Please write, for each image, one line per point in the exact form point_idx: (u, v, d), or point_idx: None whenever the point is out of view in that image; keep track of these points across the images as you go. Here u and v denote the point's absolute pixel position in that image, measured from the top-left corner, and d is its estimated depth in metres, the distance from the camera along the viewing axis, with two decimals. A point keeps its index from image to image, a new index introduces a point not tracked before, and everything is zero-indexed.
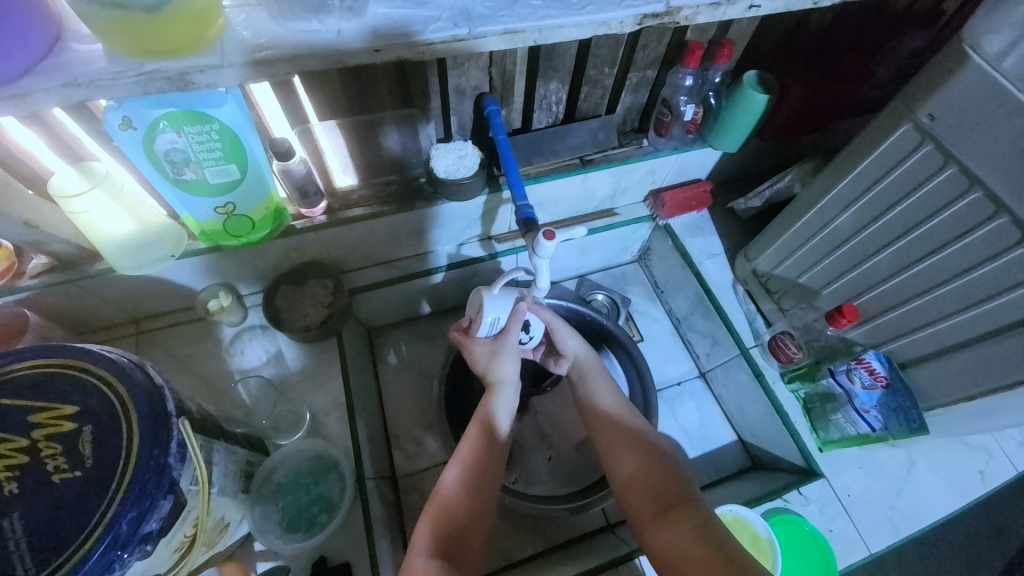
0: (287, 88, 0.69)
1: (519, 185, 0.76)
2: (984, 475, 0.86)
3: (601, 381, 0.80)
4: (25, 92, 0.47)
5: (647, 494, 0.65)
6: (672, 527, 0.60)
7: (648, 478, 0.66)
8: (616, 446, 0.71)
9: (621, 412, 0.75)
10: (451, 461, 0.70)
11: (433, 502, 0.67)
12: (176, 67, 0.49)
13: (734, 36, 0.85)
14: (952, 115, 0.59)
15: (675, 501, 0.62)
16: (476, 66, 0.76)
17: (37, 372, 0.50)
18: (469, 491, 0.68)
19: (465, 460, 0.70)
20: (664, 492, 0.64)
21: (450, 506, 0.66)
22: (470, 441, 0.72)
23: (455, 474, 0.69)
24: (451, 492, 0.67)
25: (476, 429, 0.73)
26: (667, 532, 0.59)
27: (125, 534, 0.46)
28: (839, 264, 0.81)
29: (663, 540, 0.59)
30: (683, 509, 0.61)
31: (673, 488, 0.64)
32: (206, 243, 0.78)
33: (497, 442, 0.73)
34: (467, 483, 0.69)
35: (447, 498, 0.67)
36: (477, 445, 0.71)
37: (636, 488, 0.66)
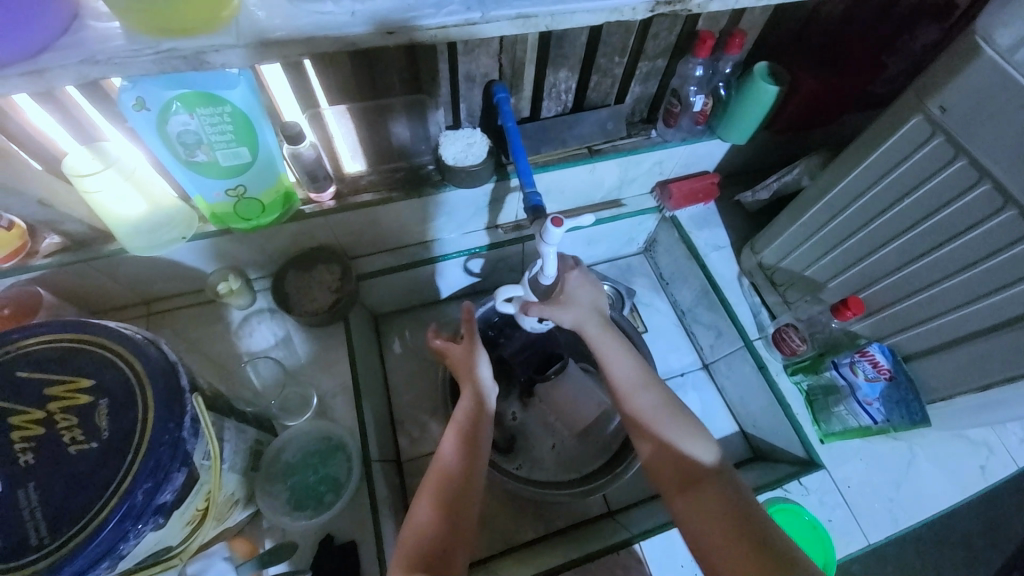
0: (299, 71, 0.70)
1: (526, 172, 0.77)
2: (984, 469, 0.87)
3: (612, 347, 0.75)
4: (44, 69, 0.48)
5: (672, 466, 0.66)
6: (699, 502, 0.62)
7: (672, 450, 0.67)
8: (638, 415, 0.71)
9: (642, 379, 0.73)
10: (446, 433, 0.73)
11: (431, 475, 0.69)
12: (192, 47, 0.49)
13: (746, 26, 0.85)
14: (964, 107, 0.58)
15: (700, 474, 0.64)
16: (486, 53, 0.76)
17: (54, 347, 0.51)
18: (463, 460, 0.70)
19: (459, 431, 0.73)
20: (688, 466, 0.65)
21: (447, 476, 0.69)
22: (463, 413, 0.74)
23: (451, 446, 0.71)
24: (448, 463, 0.70)
25: (468, 401, 0.75)
26: (694, 506, 0.62)
27: (140, 505, 0.47)
28: (846, 257, 0.81)
29: (690, 513, 0.62)
30: (708, 482, 0.63)
31: (697, 460, 0.65)
32: (216, 226, 0.79)
33: (486, 412, 0.75)
34: (462, 453, 0.71)
35: (444, 469, 0.69)
36: (470, 416, 0.74)
37: (661, 460, 0.68)
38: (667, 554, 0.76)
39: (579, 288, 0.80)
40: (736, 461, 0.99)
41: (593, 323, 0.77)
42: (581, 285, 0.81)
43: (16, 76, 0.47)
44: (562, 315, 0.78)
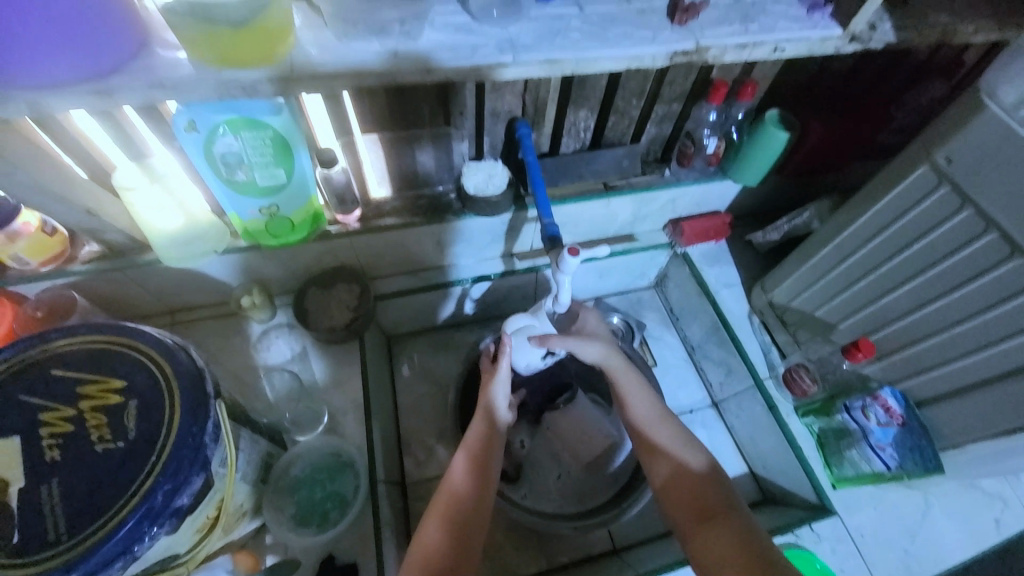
0: (337, 102, 0.75)
1: (545, 204, 0.80)
2: (999, 523, 0.84)
3: (630, 382, 0.77)
4: (113, 89, 0.52)
5: (686, 498, 0.67)
6: (713, 538, 0.62)
7: (686, 482, 0.67)
8: (652, 445, 0.72)
9: (658, 414, 0.74)
10: (457, 456, 0.73)
11: (440, 498, 0.70)
12: (250, 77, 0.54)
13: (758, 76, 0.89)
14: (969, 159, 0.61)
15: (714, 507, 0.64)
16: (512, 92, 0.80)
17: (90, 348, 0.54)
18: (472, 484, 0.71)
19: (469, 455, 0.73)
20: (700, 498, 0.66)
21: (456, 500, 0.69)
22: (474, 436, 0.75)
23: (461, 469, 0.72)
24: (457, 486, 0.70)
25: (479, 425, 0.76)
26: (707, 540, 0.62)
27: (158, 506, 0.48)
28: (856, 299, 0.82)
29: (704, 547, 0.62)
30: (722, 516, 0.63)
31: (712, 497, 0.65)
32: (246, 241, 0.83)
33: (497, 437, 0.75)
34: (472, 477, 0.71)
35: (453, 492, 0.70)
36: (480, 440, 0.74)
37: (675, 492, 0.68)
38: None
39: (595, 325, 0.85)
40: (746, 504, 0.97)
41: (615, 358, 0.79)
42: (598, 325, 0.85)
43: (84, 92, 0.52)
44: (586, 347, 0.79)
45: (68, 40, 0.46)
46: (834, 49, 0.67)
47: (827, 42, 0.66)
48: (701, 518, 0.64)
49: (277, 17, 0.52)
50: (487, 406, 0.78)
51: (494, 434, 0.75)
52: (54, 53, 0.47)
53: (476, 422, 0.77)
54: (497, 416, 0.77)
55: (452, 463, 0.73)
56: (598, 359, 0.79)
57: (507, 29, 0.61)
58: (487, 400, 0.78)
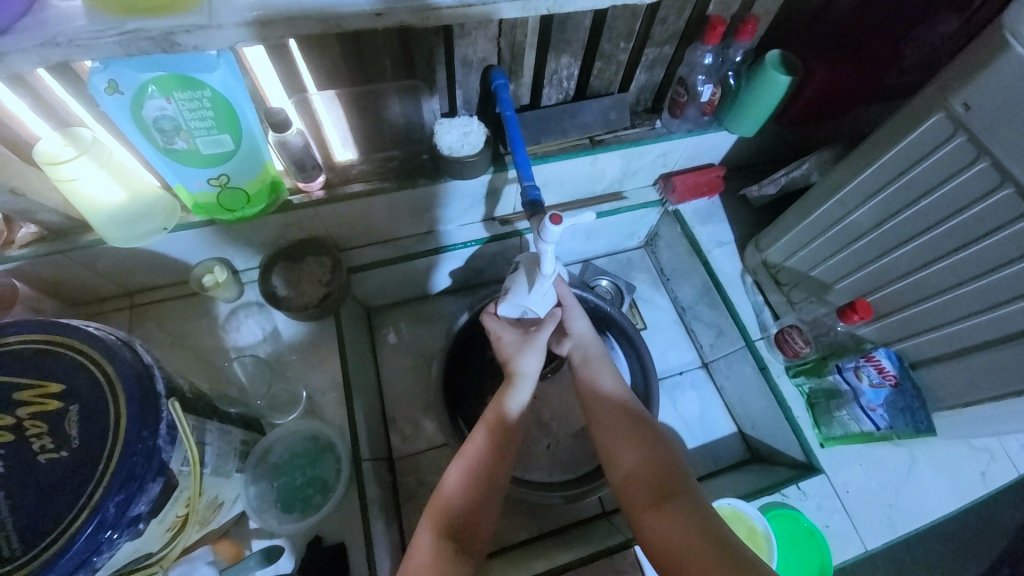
0: (284, 54, 0.65)
1: (525, 165, 0.73)
2: (985, 475, 0.86)
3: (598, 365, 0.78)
4: (2, 51, 0.44)
5: (643, 483, 0.64)
6: (666, 518, 0.59)
7: (644, 464, 0.65)
8: (613, 432, 0.70)
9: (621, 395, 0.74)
10: (453, 467, 0.69)
11: (433, 511, 0.66)
12: (161, 27, 0.45)
13: (759, 11, 0.80)
14: (989, 105, 0.55)
15: (673, 490, 0.62)
16: (485, 36, 0.71)
17: (22, 348, 0.49)
18: (469, 501, 0.67)
19: (468, 468, 0.69)
20: (660, 481, 0.63)
21: (452, 513, 0.66)
22: (474, 446, 0.70)
23: (458, 482, 0.68)
24: (454, 498, 0.67)
25: (483, 433, 0.71)
26: (662, 521, 0.59)
27: (112, 517, 0.45)
28: (855, 258, 0.78)
29: (660, 532, 0.58)
30: (680, 498, 0.61)
31: (670, 477, 0.63)
32: (200, 216, 0.75)
33: (502, 446, 0.71)
34: (470, 489, 0.68)
35: (447, 508, 0.66)
36: (482, 452, 0.70)
37: (633, 477, 0.65)
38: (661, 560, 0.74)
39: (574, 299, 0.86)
40: (733, 463, 0.98)
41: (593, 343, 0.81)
42: None
43: None
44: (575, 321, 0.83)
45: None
46: None
47: None
48: (659, 502, 0.61)
49: None
50: (495, 410, 0.73)
51: (499, 446, 0.71)
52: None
53: (478, 429, 0.72)
54: (507, 424, 0.72)
55: (446, 475, 0.69)
56: (585, 334, 0.82)
57: None
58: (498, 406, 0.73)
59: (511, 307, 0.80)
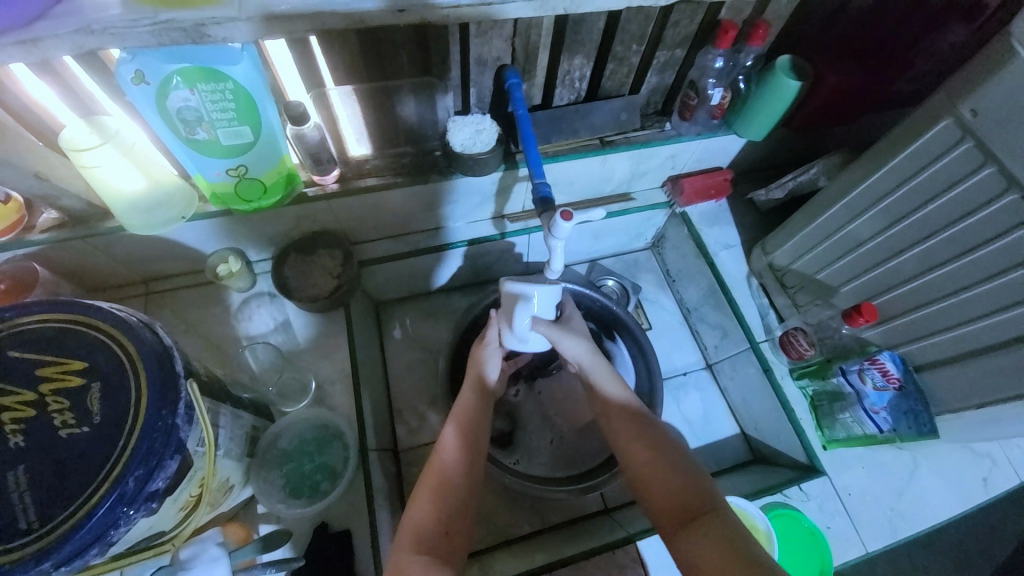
0: (303, 48, 0.67)
1: (536, 163, 0.74)
2: (987, 482, 0.86)
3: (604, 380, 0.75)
4: (39, 37, 0.45)
5: (666, 501, 0.62)
6: (694, 536, 0.57)
7: (669, 481, 0.63)
8: (633, 444, 0.68)
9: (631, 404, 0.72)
10: (448, 425, 0.73)
11: (430, 472, 0.68)
12: (192, 18, 0.47)
13: (770, 17, 0.81)
14: (997, 110, 0.56)
15: (698, 509, 0.59)
16: (500, 36, 0.73)
17: (46, 327, 0.50)
18: (461, 452, 0.70)
19: (459, 424, 0.73)
20: (684, 501, 0.60)
21: (446, 468, 0.68)
22: (463, 405, 0.75)
23: (451, 434, 0.71)
24: (447, 456, 0.69)
25: (469, 396, 0.76)
26: (691, 542, 0.56)
27: (131, 492, 0.46)
28: (860, 262, 0.79)
29: (687, 552, 0.56)
30: (706, 517, 0.58)
31: (699, 496, 0.60)
32: (217, 206, 0.77)
33: (486, 398, 0.76)
34: (461, 447, 0.70)
35: (443, 462, 0.68)
36: (471, 406, 0.74)
37: (656, 495, 0.63)
38: (663, 556, 0.74)
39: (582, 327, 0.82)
40: (735, 464, 0.99)
41: (595, 362, 0.76)
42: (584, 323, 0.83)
43: (9, 44, 0.45)
44: (571, 343, 0.77)
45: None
46: None
47: None
48: (686, 521, 0.58)
49: None
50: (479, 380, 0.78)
51: (484, 400, 0.76)
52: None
53: (466, 392, 0.77)
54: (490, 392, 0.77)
55: (442, 434, 0.72)
56: (582, 357, 0.76)
57: None
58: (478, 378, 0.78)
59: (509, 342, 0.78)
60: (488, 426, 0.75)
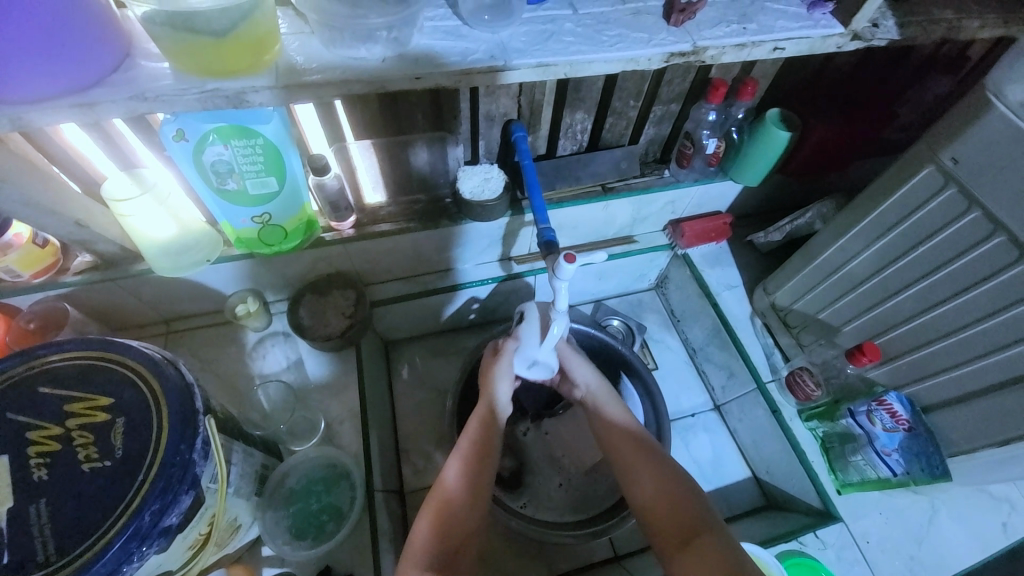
0: (328, 107, 0.73)
1: (542, 209, 0.78)
2: (1006, 527, 0.83)
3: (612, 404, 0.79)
4: (95, 101, 0.51)
5: (666, 520, 0.63)
6: (693, 558, 0.58)
7: (669, 501, 0.64)
8: (635, 462, 0.70)
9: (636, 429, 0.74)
10: (452, 458, 0.72)
11: (433, 500, 0.68)
12: (234, 87, 0.53)
13: (757, 75, 0.88)
14: (975, 159, 0.59)
15: (696, 529, 0.61)
16: (506, 95, 0.79)
17: (76, 364, 0.53)
18: (466, 488, 0.69)
19: (463, 456, 0.72)
20: (684, 521, 0.62)
21: (450, 500, 0.68)
22: (468, 435, 0.73)
23: (456, 468, 0.71)
24: (451, 489, 0.69)
25: (475, 422, 0.74)
26: (689, 563, 0.58)
27: (146, 527, 0.47)
28: (859, 302, 0.81)
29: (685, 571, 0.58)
30: (704, 537, 0.59)
31: (698, 516, 0.62)
32: (240, 250, 0.81)
33: (494, 431, 0.74)
34: (465, 481, 0.70)
35: (447, 498, 0.68)
36: (480, 440, 0.72)
37: (657, 514, 0.64)
38: None
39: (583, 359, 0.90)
40: (748, 510, 0.96)
41: (604, 385, 0.82)
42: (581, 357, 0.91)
43: (66, 106, 0.50)
44: (581, 368, 0.84)
45: (34, 50, 0.44)
46: (837, 46, 0.66)
47: (828, 40, 0.65)
48: (685, 544, 0.60)
49: (260, 26, 0.51)
50: (486, 406, 0.76)
51: (492, 429, 0.74)
52: (22, 63, 0.45)
53: (471, 420, 0.76)
54: (495, 420, 0.75)
55: (447, 465, 0.71)
56: (588, 383, 0.82)
57: (498, 33, 0.59)
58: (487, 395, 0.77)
59: (521, 361, 0.81)
60: (496, 460, 0.74)
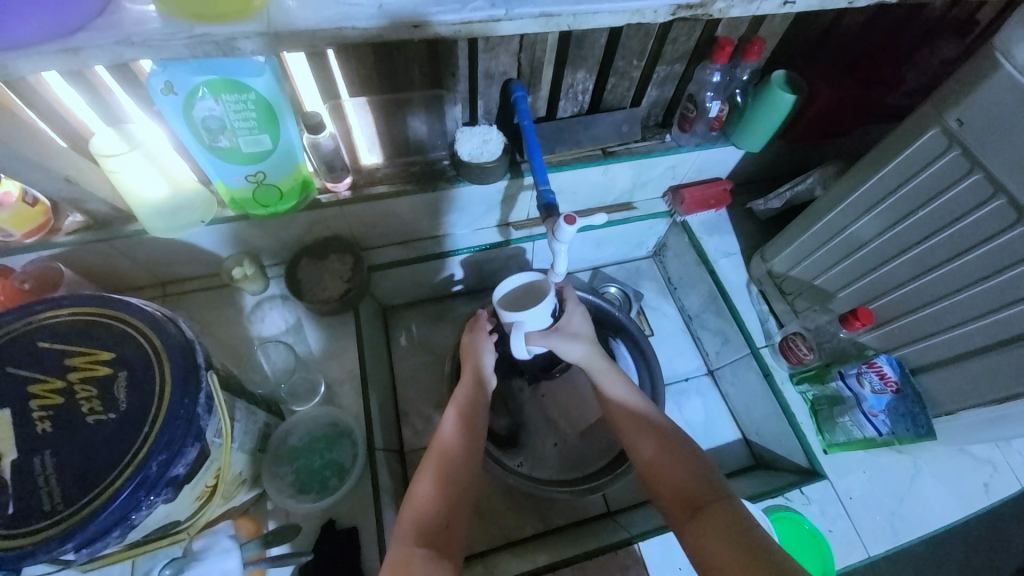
0: (321, 61, 0.71)
1: (541, 170, 0.77)
2: (988, 487, 0.87)
3: (611, 377, 0.76)
4: (80, 47, 0.49)
5: (674, 493, 0.64)
6: (701, 527, 0.59)
7: (675, 472, 0.65)
8: (637, 434, 0.71)
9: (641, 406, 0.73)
10: (447, 413, 0.74)
11: (431, 457, 0.70)
12: (224, 33, 0.51)
13: (765, 34, 0.85)
14: (981, 120, 0.58)
15: (705, 498, 0.61)
16: (506, 51, 0.76)
17: (75, 320, 0.53)
18: (463, 439, 0.72)
19: (459, 410, 0.75)
20: (690, 492, 0.63)
21: (447, 452, 0.70)
22: (463, 392, 0.77)
23: (451, 421, 0.73)
24: (447, 441, 0.71)
25: (468, 382, 0.78)
26: (699, 532, 0.59)
27: (153, 477, 0.48)
28: (856, 267, 0.81)
29: (696, 541, 0.59)
30: (712, 507, 0.60)
31: (702, 486, 0.63)
32: (235, 211, 0.80)
33: (484, 390, 0.78)
34: (461, 433, 0.72)
35: (445, 451, 0.70)
36: (470, 397, 0.76)
37: (664, 487, 0.65)
38: (665, 558, 0.76)
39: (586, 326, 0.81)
40: (737, 469, 0.99)
41: (597, 359, 0.78)
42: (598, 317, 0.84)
43: (53, 53, 0.48)
44: (571, 346, 0.77)
45: None
46: (849, 2, 0.64)
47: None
48: (694, 512, 0.61)
49: None
50: (475, 367, 0.80)
51: (480, 386, 0.78)
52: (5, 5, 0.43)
53: (464, 380, 0.79)
54: (483, 382, 0.78)
55: (442, 421, 0.74)
56: (580, 359, 0.78)
57: None
58: (476, 357, 0.81)
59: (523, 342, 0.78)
60: (485, 416, 0.77)
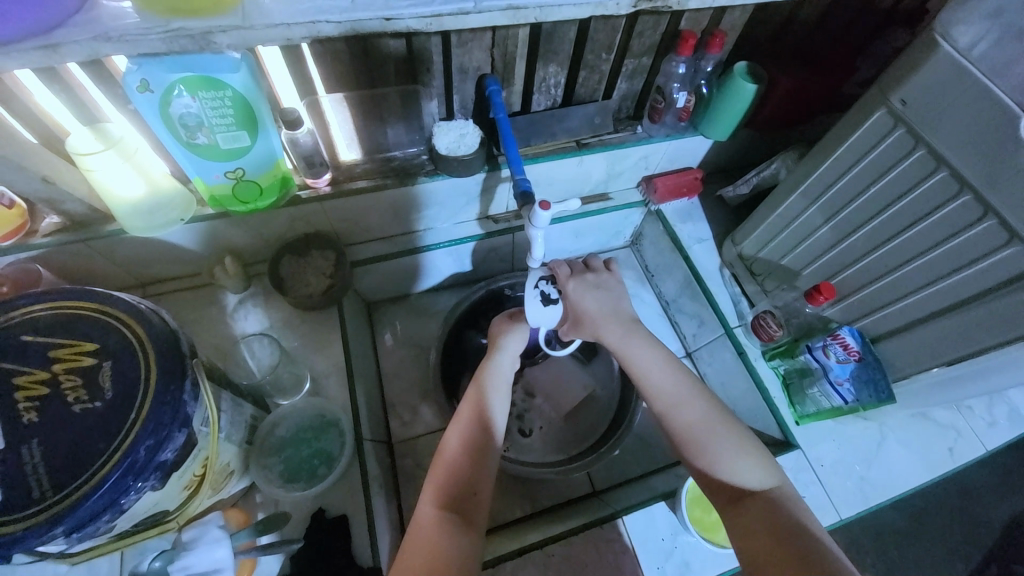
0: (298, 57, 0.72)
1: (517, 161, 0.79)
2: (952, 452, 0.92)
3: (633, 348, 0.77)
4: (58, 43, 0.50)
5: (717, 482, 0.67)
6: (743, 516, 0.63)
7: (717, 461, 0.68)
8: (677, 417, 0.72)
9: (679, 388, 0.74)
10: (452, 425, 0.73)
11: (437, 465, 0.70)
12: (200, 27, 0.52)
13: (726, 27, 0.89)
14: (921, 99, 0.63)
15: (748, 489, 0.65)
16: (479, 47, 0.79)
17: (57, 314, 0.53)
18: (466, 447, 0.70)
19: (465, 420, 0.73)
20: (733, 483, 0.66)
21: (453, 462, 0.69)
22: (468, 403, 0.75)
23: (458, 432, 0.72)
24: (452, 451, 0.70)
25: (473, 392, 0.76)
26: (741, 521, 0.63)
27: (141, 461, 0.48)
28: (818, 245, 0.85)
29: (740, 530, 0.62)
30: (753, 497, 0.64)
31: (746, 480, 0.66)
32: (215, 209, 0.81)
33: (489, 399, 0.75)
34: (466, 442, 0.71)
35: (449, 460, 0.69)
36: (474, 405, 0.74)
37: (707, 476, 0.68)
38: (647, 529, 0.81)
39: (592, 305, 0.79)
40: None
41: (609, 330, 0.79)
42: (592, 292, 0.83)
43: (30, 49, 0.49)
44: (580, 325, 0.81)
45: None
46: None
47: None
48: (735, 501, 0.65)
49: None
50: (481, 378, 0.78)
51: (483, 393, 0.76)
52: None
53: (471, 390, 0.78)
54: (488, 392, 0.76)
55: (448, 432, 0.73)
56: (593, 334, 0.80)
57: None
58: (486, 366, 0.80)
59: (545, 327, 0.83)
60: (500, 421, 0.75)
